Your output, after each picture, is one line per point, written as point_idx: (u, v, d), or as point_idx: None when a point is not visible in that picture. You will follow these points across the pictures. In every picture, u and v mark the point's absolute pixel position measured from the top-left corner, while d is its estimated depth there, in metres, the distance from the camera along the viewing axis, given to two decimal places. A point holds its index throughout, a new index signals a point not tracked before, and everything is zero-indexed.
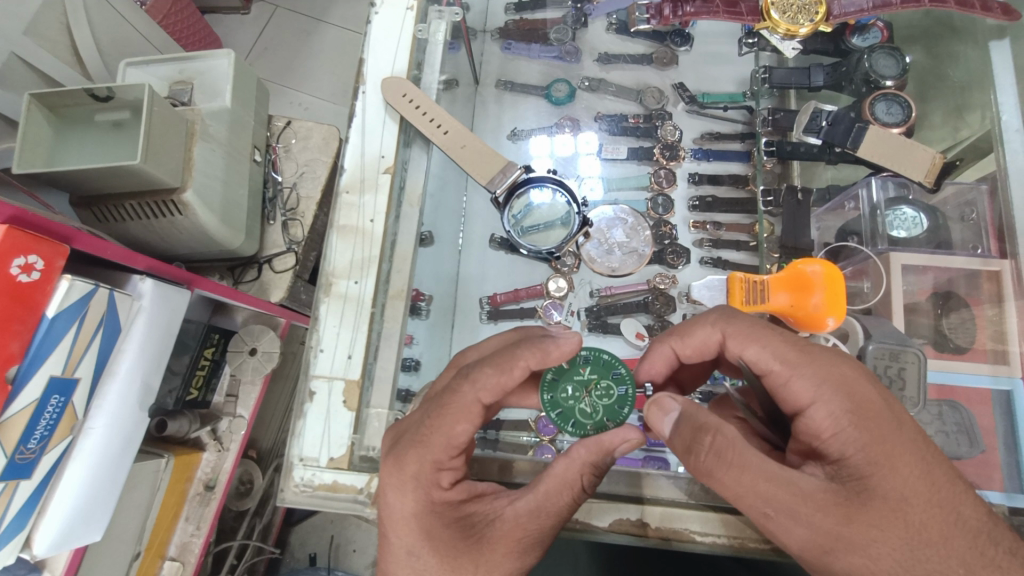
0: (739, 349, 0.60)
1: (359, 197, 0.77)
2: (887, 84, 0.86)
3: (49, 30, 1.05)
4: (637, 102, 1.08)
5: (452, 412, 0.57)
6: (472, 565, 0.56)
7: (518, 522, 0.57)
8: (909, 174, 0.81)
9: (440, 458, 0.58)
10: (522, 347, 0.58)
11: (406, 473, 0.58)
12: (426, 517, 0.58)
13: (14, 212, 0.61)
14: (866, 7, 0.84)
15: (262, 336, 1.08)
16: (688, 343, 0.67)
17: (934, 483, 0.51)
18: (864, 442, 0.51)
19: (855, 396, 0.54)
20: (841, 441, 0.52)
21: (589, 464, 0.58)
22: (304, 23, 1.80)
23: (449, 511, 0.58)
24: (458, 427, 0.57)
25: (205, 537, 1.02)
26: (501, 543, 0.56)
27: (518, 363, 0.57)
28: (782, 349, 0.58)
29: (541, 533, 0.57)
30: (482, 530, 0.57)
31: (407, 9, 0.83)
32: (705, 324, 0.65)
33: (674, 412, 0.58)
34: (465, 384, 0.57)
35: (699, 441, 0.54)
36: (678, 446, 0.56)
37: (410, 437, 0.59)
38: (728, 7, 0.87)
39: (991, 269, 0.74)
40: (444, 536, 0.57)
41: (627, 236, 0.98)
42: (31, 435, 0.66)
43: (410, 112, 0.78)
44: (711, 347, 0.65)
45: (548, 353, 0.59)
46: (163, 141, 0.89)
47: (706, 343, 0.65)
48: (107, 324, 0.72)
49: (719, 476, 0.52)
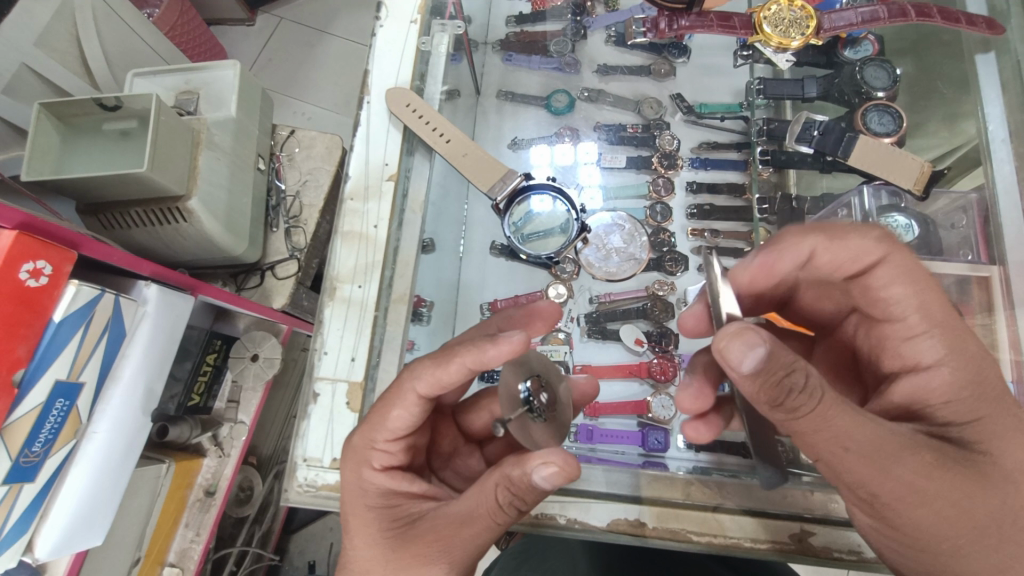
0: (885, 281, 0.58)
1: (363, 205, 0.79)
2: (879, 95, 0.89)
3: (58, 42, 1.08)
4: (635, 113, 1.10)
5: (387, 401, 0.61)
6: (383, 557, 0.56)
7: (435, 521, 0.56)
8: (899, 182, 0.83)
9: (374, 438, 0.62)
10: (459, 345, 0.60)
11: (353, 448, 0.63)
12: (358, 493, 0.61)
13: (24, 218, 0.63)
14: (855, 21, 0.86)
15: (264, 342, 1.11)
16: (833, 248, 0.60)
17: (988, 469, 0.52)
18: (974, 412, 0.54)
19: (973, 364, 0.56)
20: (948, 408, 0.55)
21: (503, 472, 0.53)
22: (309, 34, 1.83)
23: (376, 496, 0.61)
24: (393, 412, 0.61)
25: (204, 544, 1.03)
26: (417, 541, 0.55)
27: (453, 360, 0.59)
28: (924, 303, 0.58)
29: (451, 539, 0.54)
30: (403, 526, 0.58)
31: (411, 23, 0.86)
32: (874, 236, 0.59)
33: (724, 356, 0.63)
34: (405, 376, 0.61)
35: (792, 379, 0.47)
36: (758, 394, 0.48)
37: (359, 428, 0.64)
38: (722, 21, 0.88)
39: (980, 275, 0.75)
40: (369, 519, 0.59)
41: (624, 242, 1.01)
42: (35, 439, 0.67)
43: (414, 121, 0.81)
44: (860, 260, 0.59)
45: (485, 351, 0.59)
46: (170, 150, 0.91)
47: (858, 255, 0.59)
48: (112, 329, 0.74)
49: (807, 412, 0.48)
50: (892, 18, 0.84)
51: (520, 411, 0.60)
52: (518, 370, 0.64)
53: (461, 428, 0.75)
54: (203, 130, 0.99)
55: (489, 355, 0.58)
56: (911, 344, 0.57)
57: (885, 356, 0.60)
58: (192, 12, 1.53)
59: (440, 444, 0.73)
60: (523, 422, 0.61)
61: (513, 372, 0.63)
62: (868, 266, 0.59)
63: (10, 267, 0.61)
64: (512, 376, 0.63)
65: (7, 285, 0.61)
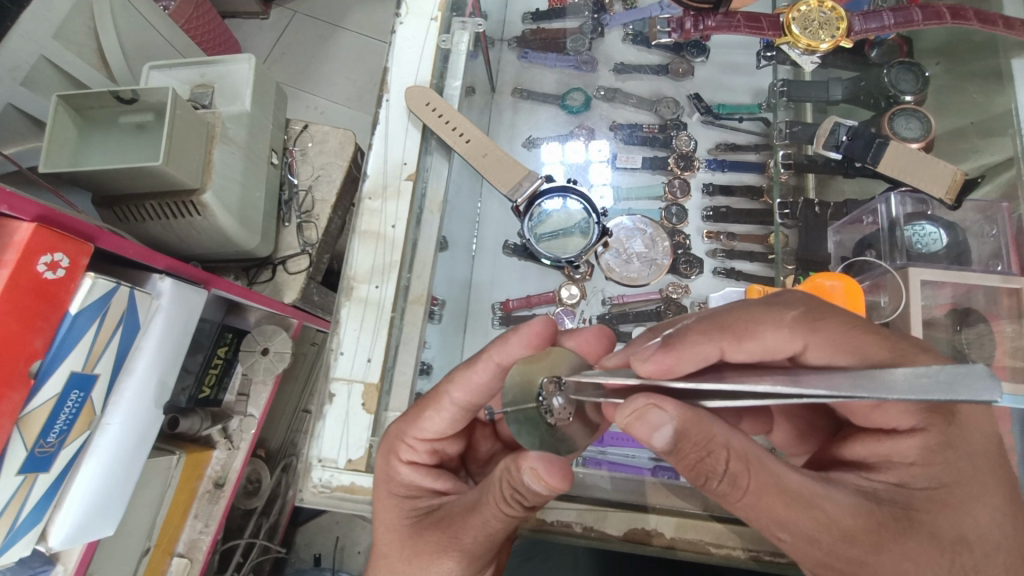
0: (823, 362, 0.52)
1: (380, 204, 0.78)
2: (906, 99, 0.87)
3: (76, 34, 1.08)
4: (652, 112, 1.08)
5: (425, 404, 0.63)
6: (400, 542, 0.58)
7: (453, 511, 0.57)
8: (931, 190, 0.80)
9: (407, 433, 0.63)
10: (486, 345, 0.61)
11: (389, 439, 0.64)
12: (382, 483, 0.63)
13: (41, 211, 0.63)
14: (889, 24, 0.84)
15: (274, 337, 1.09)
16: (746, 348, 0.53)
17: (969, 512, 0.49)
18: (938, 479, 0.50)
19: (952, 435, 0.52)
20: (911, 472, 0.51)
21: (504, 469, 0.51)
22: (322, 28, 1.82)
23: (400, 486, 0.62)
24: (426, 414, 0.62)
25: (213, 535, 1.04)
26: (429, 530, 0.57)
27: (481, 358, 0.60)
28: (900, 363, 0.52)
29: (460, 530, 0.55)
30: (423, 519, 0.59)
31: (431, 20, 0.85)
32: (790, 327, 0.53)
33: (670, 428, 0.43)
34: (443, 382, 0.62)
35: (709, 463, 0.45)
36: (679, 467, 0.47)
37: (397, 419, 0.66)
38: (749, 22, 0.87)
39: (1010, 286, 0.73)
40: (390, 506, 0.61)
41: (646, 246, 0.99)
42: (51, 429, 0.67)
43: (433, 120, 0.80)
44: (775, 354, 0.54)
45: (508, 342, 0.60)
46: (185, 143, 0.91)
47: (774, 348, 0.53)
48: (126, 322, 0.74)
49: (735, 502, 0.47)
50: (926, 21, 0.83)
51: (525, 407, 0.52)
52: (534, 365, 0.55)
53: (499, 435, 0.73)
54: (218, 124, 0.99)
55: (511, 346, 0.59)
56: (884, 413, 0.52)
57: (853, 417, 0.55)
58: (207, 5, 1.52)
59: (475, 451, 0.72)
60: (521, 420, 0.52)
61: (528, 365, 0.55)
62: (790, 355, 0.54)
63: (27, 259, 0.61)
64: (524, 370, 0.54)
65: (23, 277, 0.61)
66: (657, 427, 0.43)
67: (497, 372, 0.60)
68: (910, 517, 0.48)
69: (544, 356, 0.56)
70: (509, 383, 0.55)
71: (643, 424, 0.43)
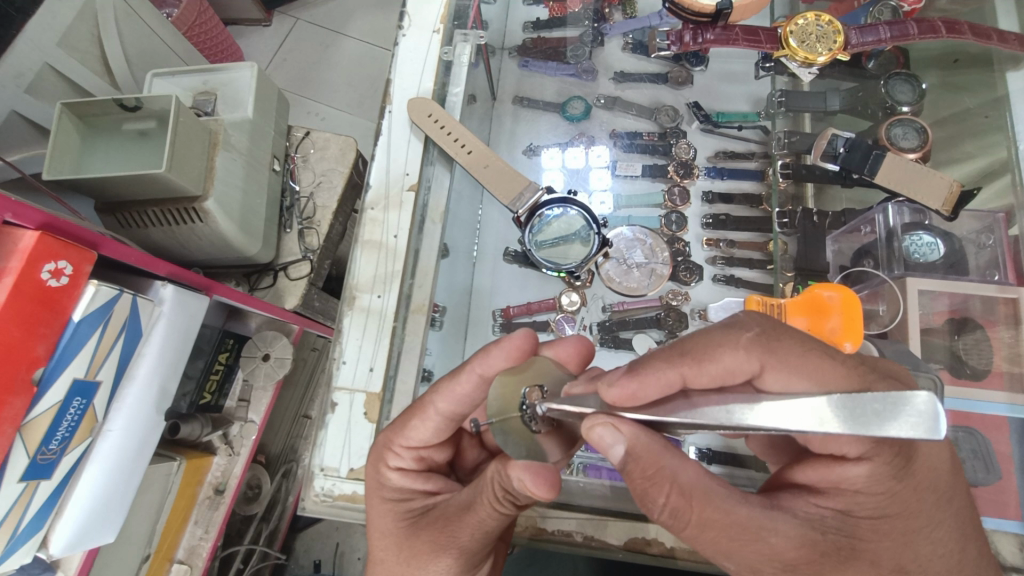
0: (780, 386, 0.50)
1: (382, 214, 0.79)
2: (904, 110, 0.89)
3: (81, 42, 1.08)
4: (652, 120, 1.09)
5: (412, 412, 0.63)
6: (397, 546, 0.59)
7: (446, 513, 0.58)
8: (926, 201, 0.81)
9: (394, 442, 0.63)
10: (471, 359, 0.60)
11: (378, 446, 0.65)
12: (372, 490, 0.63)
13: (45, 219, 0.63)
14: (884, 37, 0.85)
15: (275, 342, 1.10)
16: (707, 370, 0.51)
17: (910, 544, 0.49)
18: (882, 509, 0.50)
19: (911, 469, 0.50)
20: (856, 500, 0.50)
21: (495, 475, 0.52)
22: (324, 35, 1.84)
23: (391, 490, 0.62)
24: (411, 423, 0.62)
25: (212, 541, 1.04)
26: (427, 529, 0.57)
27: (465, 372, 0.59)
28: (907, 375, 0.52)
29: (452, 532, 0.55)
30: (416, 519, 0.60)
31: (433, 32, 0.86)
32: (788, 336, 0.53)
33: (622, 446, 0.46)
34: (429, 394, 0.62)
35: (651, 493, 0.47)
36: (634, 489, 0.48)
37: (386, 427, 0.66)
38: (746, 35, 0.88)
39: (1008, 296, 0.73)
40: (382, 511, 0.61)
41: (646, 257, 0.99)
42: (52, 436, 0.68)
43: (435, 130, 0.81)
44: (735, 376, 0.51)
45: (491, 354, 0.60)
46: (187, 150, 0.91)
47: (733, 370, 0.51)
48: (128, 329, 0.74)
49: (681, 530, 0.47)
50: (922, 34, 0.84)
51: (509, 417, 0.52)
52: (517, 375, 0.55)
53: (485, 444, 0.73)
54: (220, 131, 1.01)
55: (494, 359, 0.59)
56: (835, 440, 0.50)
57: (809, 442, 0.54)
58: (210, 13, 1.53)
59: (464, 458, 0.72)
60: (508, 431, 0.52)
61: (512, 375, 0.55)
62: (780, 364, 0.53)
63: (31, 267, 0.61)
64: (507, 381, 0.55)
65: (27, 284, 0.61)
66: (611, 443, 0.46)
67: (479, 383, 0.60)
68: (853, 547, 0.48)
69: (527, 366, 0.57)
70: (493, 394, 0.54)
71: (602, 436, 0.46)
